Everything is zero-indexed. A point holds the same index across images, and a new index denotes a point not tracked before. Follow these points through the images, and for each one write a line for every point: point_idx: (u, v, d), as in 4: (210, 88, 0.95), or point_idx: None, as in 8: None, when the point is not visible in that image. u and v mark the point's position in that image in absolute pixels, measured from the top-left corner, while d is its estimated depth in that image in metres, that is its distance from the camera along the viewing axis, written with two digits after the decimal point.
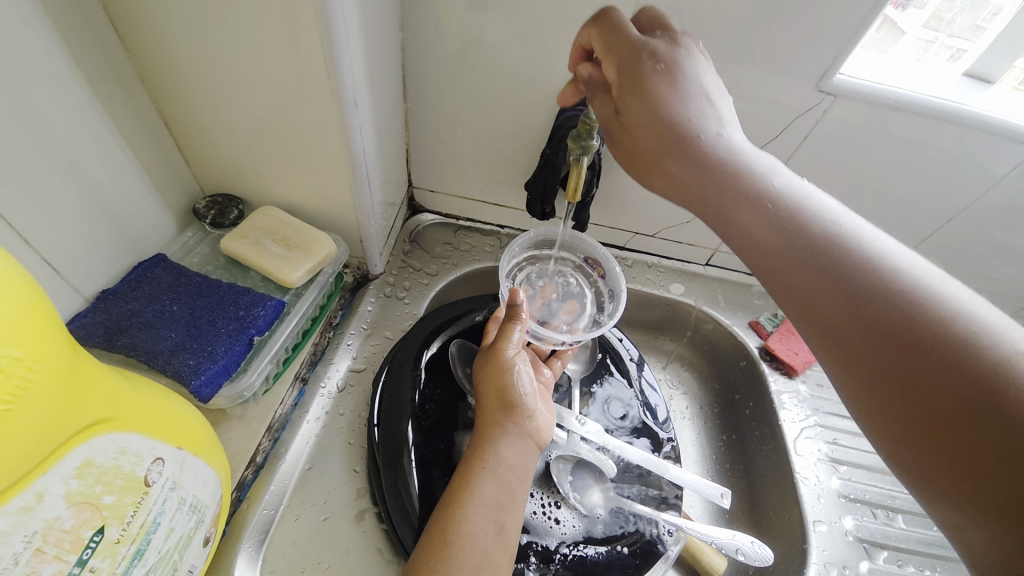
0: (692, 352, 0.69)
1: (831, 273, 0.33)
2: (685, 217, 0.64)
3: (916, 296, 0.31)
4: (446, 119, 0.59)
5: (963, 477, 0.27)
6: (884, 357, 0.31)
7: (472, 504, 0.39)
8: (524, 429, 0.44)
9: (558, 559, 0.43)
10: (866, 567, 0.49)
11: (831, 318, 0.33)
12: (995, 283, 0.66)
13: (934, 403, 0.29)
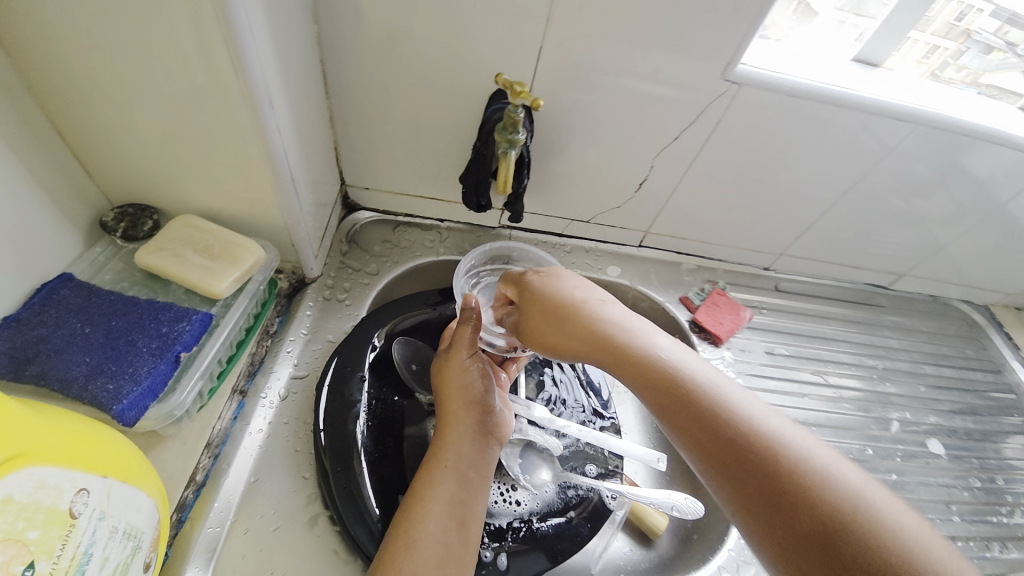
0: None
1: (727, 437, 0.38)
2: (616, 202, 0.68)
3: (778, 445, 0.37)
4: (374, 115, 0.59)
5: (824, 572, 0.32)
6: (749, 478, 0.37)
7: (431, 505, 0.40)
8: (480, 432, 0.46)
9: (511, 535, 0.45)
10: None
11: (715, 463, 0.38)
12: (889, 246, 0.75)
13: (789, 516, 0.35)
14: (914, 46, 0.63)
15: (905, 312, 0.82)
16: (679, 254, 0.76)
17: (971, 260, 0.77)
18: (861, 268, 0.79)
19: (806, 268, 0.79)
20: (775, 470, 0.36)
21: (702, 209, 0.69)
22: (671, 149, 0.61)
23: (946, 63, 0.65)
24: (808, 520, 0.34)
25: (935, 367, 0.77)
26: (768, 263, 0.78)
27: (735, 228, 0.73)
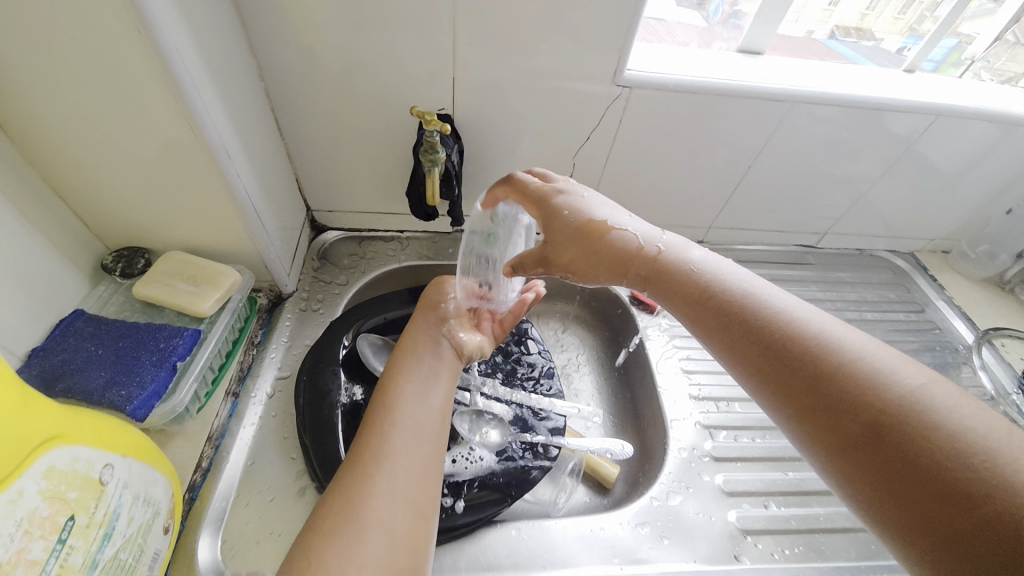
0: (584, 310, 0.81)
1: (776, 349, 0.39)
2: None
3: (834, 347, 0.38)
4: (325, 147, 0.68)
5: (890, 483, 0.32)
6: (817, 405, 0.36)
7: (389, 453, 0.41)
8: (429, 381, 0.49)
9: (466, 488, 0.53)
10: (710, 444, 0.62)
11: (779, 380, 0.39)
12: (813, 206, 0.83)
13: (847, 429, 0.35)
14: (888, 6, 0.76)
15: (833, 267, 0.90)
16: None
17: (889, 210, 0.84)
18: (786, 231, 0.87)
19: (735, 237, 0.87)
20: (836, 376, 0.36)
21: (631, 194, 0.78)
22: (588, 147, 0.70)
23: (923, 17, 0.76)
24: (855, 428, 0.34)
25: (858, 312, 0.84)
26: (701, 236, 0.87)
27: (666, 208, 0.81)
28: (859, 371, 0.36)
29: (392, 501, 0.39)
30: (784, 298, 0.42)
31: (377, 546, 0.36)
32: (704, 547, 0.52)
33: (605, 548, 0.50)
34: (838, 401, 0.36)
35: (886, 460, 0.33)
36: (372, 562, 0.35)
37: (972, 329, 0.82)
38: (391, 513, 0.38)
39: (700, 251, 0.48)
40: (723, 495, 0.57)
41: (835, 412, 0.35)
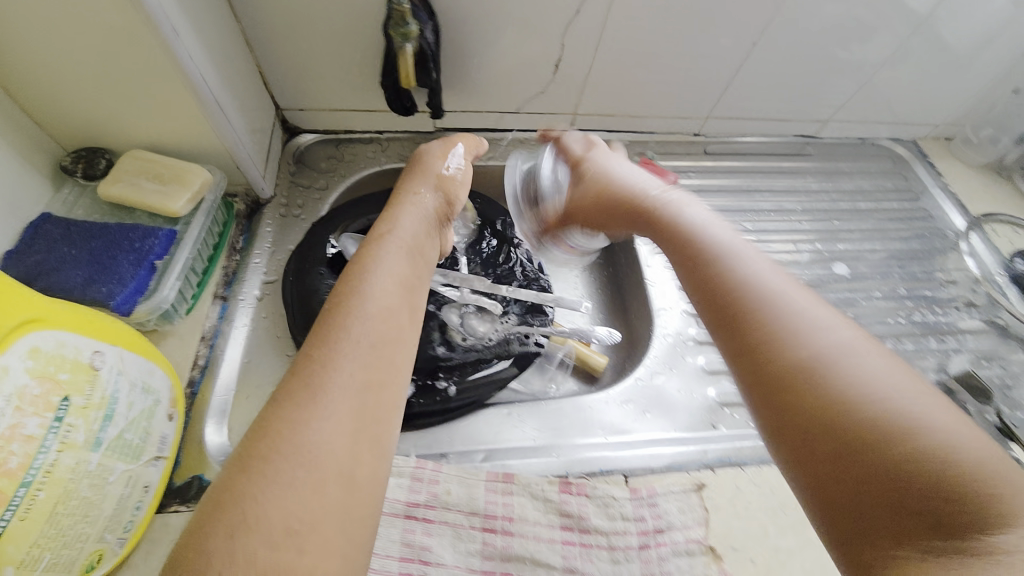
0: None
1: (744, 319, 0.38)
2: (538, 88, 0.72)
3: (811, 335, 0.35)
4: (288, 34, 0.62)
5: (826, 469, 0.30)
6: (769, 377, 0.35)
7: (338, 381, 0.35)
8: (393, 295, 0.42)
9: (459, 374, 0.55)
10: (694, 330, 0.63)
11: (740, 345, 0.37)
12: (817, 91, 0.77)
13: (797, 406, 0.33)
14: None
15: (832, 157, 0.86)
16: (609, 132, 0.80)
17: (898, 94, 0.79)
18: (786, 119, 0.82)
19: (732, 129, 0.83)
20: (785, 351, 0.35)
21: (620, 81, 0.72)
22: (575, 24, 0.64)
23: None
24: (803, 407, 0.32)
25: (851, 202, 0.82)
26: (696, 128, 0.82)
27: (660, 95, 0.75)
28: (799, 332, 0.35)
29: (338, 441, 0.32)
30: (749, 255, 0.42)
31: (321, 491, 0.31)
32: (681, 419, 0.55)
33: (592, 423, 0.54)
34: (779, 351, 0.35)
35: (827, 452, 0.30)
36: (321, 509, 0.30)
37: (963, 214, 0.80)
38: (333, 454, 0.32)
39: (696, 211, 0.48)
40: (705, 374, 0.59)
41: (762, 363, 0.35)
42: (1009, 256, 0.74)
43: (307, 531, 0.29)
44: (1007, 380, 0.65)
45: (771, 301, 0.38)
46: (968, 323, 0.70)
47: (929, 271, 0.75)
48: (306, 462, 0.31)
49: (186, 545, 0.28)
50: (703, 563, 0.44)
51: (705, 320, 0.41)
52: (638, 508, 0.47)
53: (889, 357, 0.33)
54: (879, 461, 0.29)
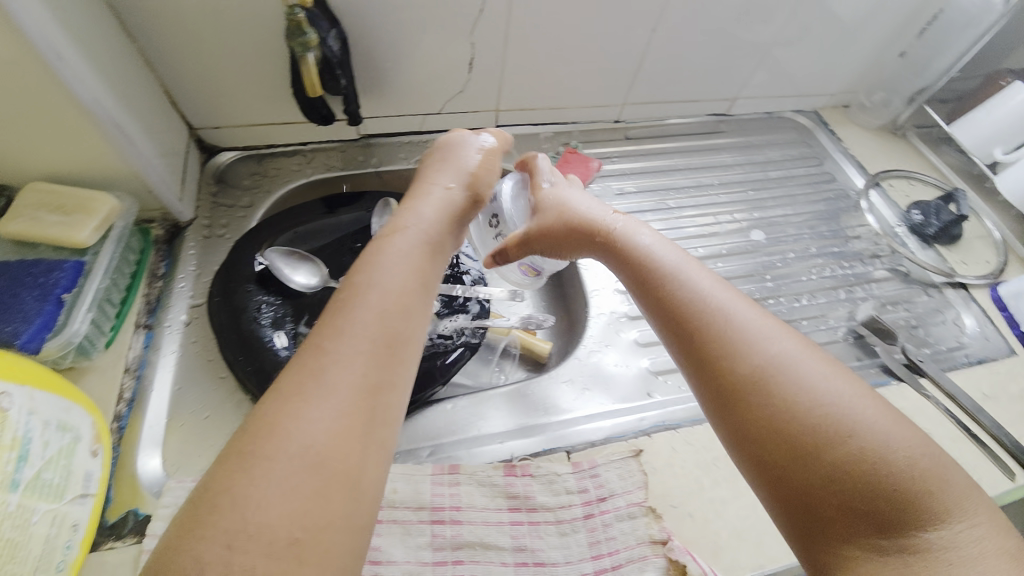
0: None
1: (703, 339, 0.42)
2: (456, 87, 0.73)
3: (765, 354, 0.40)
4: (191, 51, 0.60)
5: (786, 472, 0.36)
6: (733, 392, 0.39)
7: (336, 376, 0.33)
8: (398, 288, 0.38)
9: None
10: (626, 307, 0.66)
11: (702, 363, 0.41)
12: (722, 71, 0.82)
13: (757, 415, 0.38)
14: None
15: (744, 132, 0.92)
16: (533, 125, 0.83)
17: (795, 69, 0.85)
18: (698, 100, 0.87)
19: (649, 113, 0.87)
20: (743, 368, 0.39)
21: (535, 74, 0.74)
22: (481, 21, 0.65)
23: None
24: (760, 418, 0.38)
25: (762, 172, 0.87)
26: (615, 115, 0.85)
27: (575, 85, 0.78)
28: (753, 347, 0.40)
29: (332, 446, 0.31)
30: (700, 274, 0.46)
31: (322, 499, 0.29)
32: (618, 391, 0.58)
33: (533, 405, 0.56)
34: (737, 366, 0.40)
35: (788, 456, 0.36)
36: (322, 516, 0.29)
37: (861, 174, 0.87)
38: (331, 461, 0.30)
39: (651, 237, 0.51)
40: (638, 347, 0.62)
41: (724, 378, 0.40)
42: (904, 209, 0.81)
43: (311, 539, 0.28)
44: (912, 321, 0.70)
45: (726, 319, 0.42)
46: (872, 272, 0.76)
47: (836, 229, 0.81)
48: (299, 470, 0.29)
49: (178, 551, 0.27)
50: (644, 523, 0.47)
51: (664, 334, 0.44)
52: (580, 480, 0.49)
53: (829, 367, 0.39)
54: (829, 461, 0.35)
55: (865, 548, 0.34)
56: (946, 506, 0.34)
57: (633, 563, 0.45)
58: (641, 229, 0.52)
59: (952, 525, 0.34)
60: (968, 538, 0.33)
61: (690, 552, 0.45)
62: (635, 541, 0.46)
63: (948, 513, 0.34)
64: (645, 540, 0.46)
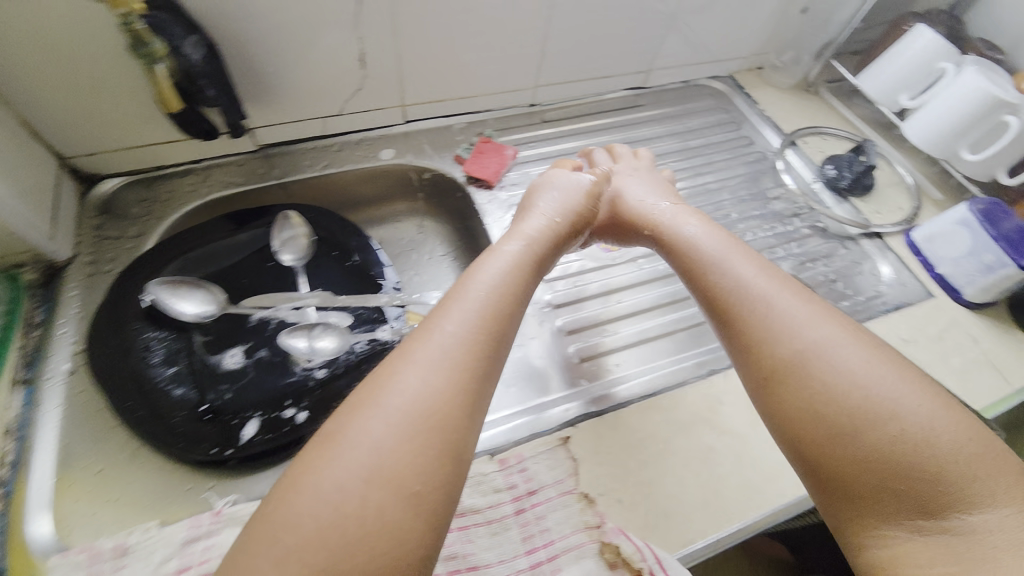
0: (430, 207, 0.83)
1: (739, 323, 0.46)
2: (353, 87, 0.69)
3: (808, 338, 0.43)
4: (41, 76, 0.55)
5: (817, 436, 0.40)
6: (771, 371, 0.43)
7: (431, 370, 0.37)
8: (487, 288, 0.44)
9: (308, 394, 0.52)
10: (550, 296, 0.65)
11: (743, 342, 0.46)
12: (632, 44, 0.80)
13: (788, 389, 0.42)
14: None
15: (662, 103, 0.91)
16: (446, 117, 0.80)
17: (704, 36, 0.84)
18: (611, 76, 0.85)
19: (564, 93, 0.85)
20: (781, 351, 0.43)
21: (435, 63, 0.71)
22: (364, 14, 0.61)
23: None
24: (792, 394, 0.42)
25: (682, 142, 0.87)
26: (530, 99, 0.83)
27: (480, 72, 0.75)
28: (793, 333, 0.44)
29: (428, 422, 0.36)
30: (745, 262, 0.49)
31: (420, 471, 0.34)
32: (545, 385, 0.58)
33: None
34: (774, 345, 0.44)
35: (821, 424, 0.40)
36: (429, 474, 0.34)
37: (778, 134, 0.87)
38: (423, 435, 0.35)
39: (698, 230, 0.54)
40: (563, 336, 0.62)
41: (761, 358, 0.44)
42: (819, 164, 0.82)
43: (425, 492, 0.34)
44: (831, 275, 0.72)
45: (768, 302, 0.46)
46: (793, 232, 0.77)
47: (758, 191, 0.81)
48: (415, 435, 0.35)
49: (307, 469, 0.34)
50: (578, 510, 0.46)
51: (708, 316, 0.49)
52: (507, 477, 0.48)
53: (872, 351, 0.42)
54: (866, 434, 0.38)
55: (902, 526, 0.37)
56: (992, 492, 0.36)
57: (569, 552, 0.44)
58: (688, 224, 0.55)
59: (997, 509, 0.35)
60: (1010, 523, 0.35)
61: (624, 531, 0.45)
62: (569, 529, 0.45)
63: (991, 496, 0.36)
64: (581, 527, 0.45)
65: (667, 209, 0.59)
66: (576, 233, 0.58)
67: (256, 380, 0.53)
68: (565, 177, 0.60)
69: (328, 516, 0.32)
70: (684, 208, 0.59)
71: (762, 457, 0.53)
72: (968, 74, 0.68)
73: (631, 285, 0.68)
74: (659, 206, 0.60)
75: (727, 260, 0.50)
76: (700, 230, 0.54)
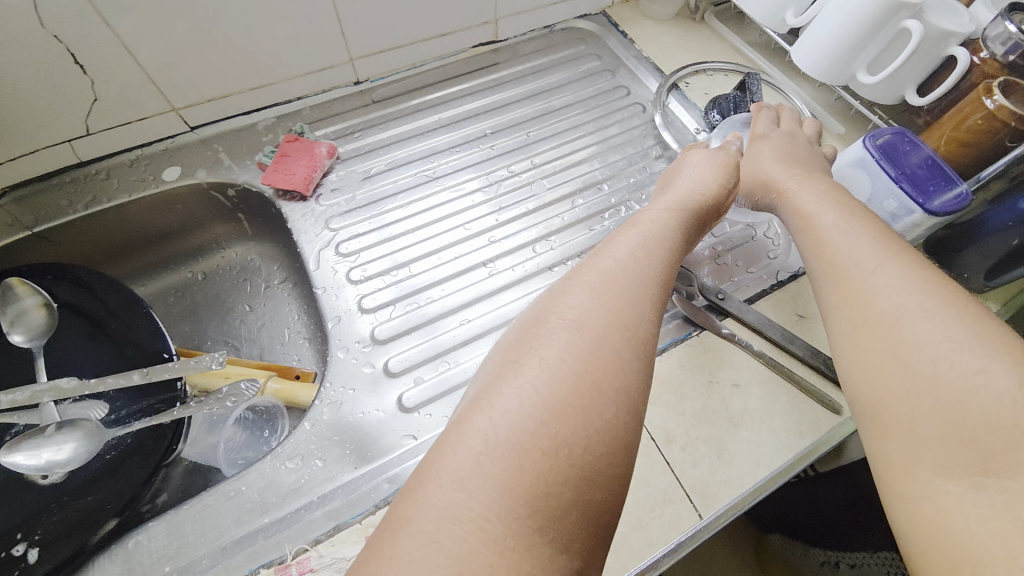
0: (255, 228, 0.68)
1: (842, 276, 0.39)
2: (85, 97, 0.54)
3: (914, 295, 0.34)
4: None
5: (888, 387, 0.33)
6: (864, 320, 0.36)
7: (560, 361, 0.33)
8: (643, 249, 0.42)
9: (48, 520, 0.41)
10: (375, 330, 0.53)
11: (842, 296, 0.38)
12: None
13: (873, 341, 0.35)
14: None
15: (524, 57, 0.76)
16: (245, 115, 0.65)
17: None
18: (448, 32, 0.70)
19: (395, 63, 0.70)
20: (878, 305, 0.35)
21: (192, 49, 0.55)
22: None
23: None
24: (877, 343, 0.34)
25: (546, 102, 0.73)
26: (353, 76, 0.68)
27: (264, 53, 0.60)
28: (889, 288, 0.36)
29: (549, 401, 0.31)
30: (863, 232, 0.40)
31: (622, 430, 0.31)
32: (358, 452, 0.46)
33: (248, 507, 0.42)
34: (874, 297, 0.36)
35: (892, 372, 0.33)
36: (519, 461, 0.28)
37: (659, 76, 0.74)
38: (557, 406, 0.30)
39: (817, 198, 0.46)
40: (387, 381, 0.50)
41: (858, 306, 0.37)
42: (703, 110, 0.69)
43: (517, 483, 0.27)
44: (720, 247, 0.61)
45: (855, 258, 0.39)
46: None
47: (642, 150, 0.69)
48: (520, 409, 0.30)
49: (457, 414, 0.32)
50: None
51: (809, 271, 0.42)
52: None
53: (970, 317, 0.32)
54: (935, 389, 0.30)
55: (960, 482, 0.28)
56: None
57: None
58: (807, 195, 0.47)
59: None
60: None
61: None
62: None
63: None
64: None
65: (795, 184, 0.49)
66: (717, 215, 0.52)
67: None
68: (704, 153, 0.55)
69: (481, 463, 0.28)
70: (821, 177, 0.50)
71: None
72: None
73: (482, 296, 0.56)
74: (789, 179, 0.50)
75: (843, 228, 0.41)
76: (817, 203, 0.46)
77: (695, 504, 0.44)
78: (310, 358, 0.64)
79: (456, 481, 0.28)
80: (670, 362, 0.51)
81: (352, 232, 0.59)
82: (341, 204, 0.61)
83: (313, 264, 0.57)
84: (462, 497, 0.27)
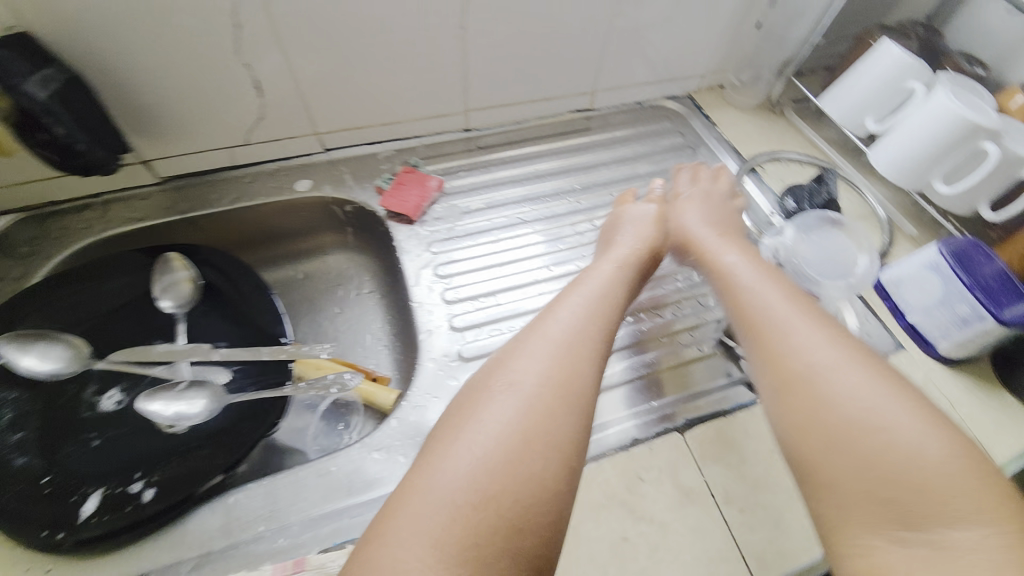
0: (359, 241, 0.77)
1: (765, 341, 0.42)
2: (253, 115, 0.65)
3: (831, 365, 0.38)
4: None
5: (824, 457, 0.36)
6: (789, 389, 0.39)
7: (480, 419, 0.37)
8: (584, 307, 0.45)
9: (165, 464, 0.47)
10: (462, 347, 0.59)
11: (767, 363, 0.41)
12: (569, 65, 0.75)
13: (802, 413, 0.38)
14: None
15: (614, 126, 0.84)
16: (371, 145, 0.75)
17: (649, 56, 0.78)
18: (552, 97, 0.79)
19: (501, 117, 0.79)
20: (800, 373, 0.39)
21: (345, 87, 0.66)
22: (244, 39, 0.57)
23: None
24: (807, 416, 0.37)
25: (630, 168, 0.80)
26: (464, 124, 0.78)
27: (399, 97, 0.70)
28: (808, 357, 0.39)
29: (488, 458, 0.35)
30: (776, 292, 0.45)
31: (547, 482, 0.35)
32: None
33: (337, 488, 0.47)
34: (797, 368, 0.39)
35: (826, 445, 0.36)
36: (452, 524, 0.33)
37: (737, 159, 0.80)
38: (493, 464, 0.35)
39: (738, 257, 0.51)
40: None
41: (780, 373, 0.40)
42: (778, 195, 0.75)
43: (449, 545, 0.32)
44: None
45: (777, 323, 0.43)
46: None
47: None
48: (452, 467, 0.35)
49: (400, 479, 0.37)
50: None
51: (735, 332, 0.45)
52: None
53: (884, 378, 0.37)
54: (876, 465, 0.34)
55: (884, 538, 0.33)
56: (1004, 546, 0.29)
57: None
58: (731, 256, 0.52)
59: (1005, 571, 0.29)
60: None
61: None
62: None
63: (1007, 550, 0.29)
64: None
65: (721, 242, 0.54)
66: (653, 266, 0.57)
67: (119, 438, 0.48)
68: (639, 211, 0.61)
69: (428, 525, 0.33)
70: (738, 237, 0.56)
71: (678, 551, 0.46)
72: (936, 96, 0.61)
73: None
74: (716, 235, 0.56)
75: (766, 292, 0.46)
76: (742, 262, 0.50)
77: (749, 567, 0.45)
78: (387, 365, 0.70)
79: (404, 536, 0.33)
80: (733, 424, 0.54)
81: (450, 258, 0.66)
82: (443, 232, 0.69)
83: (412, 281, 0.64)
84: (412, 550, 0.32)
